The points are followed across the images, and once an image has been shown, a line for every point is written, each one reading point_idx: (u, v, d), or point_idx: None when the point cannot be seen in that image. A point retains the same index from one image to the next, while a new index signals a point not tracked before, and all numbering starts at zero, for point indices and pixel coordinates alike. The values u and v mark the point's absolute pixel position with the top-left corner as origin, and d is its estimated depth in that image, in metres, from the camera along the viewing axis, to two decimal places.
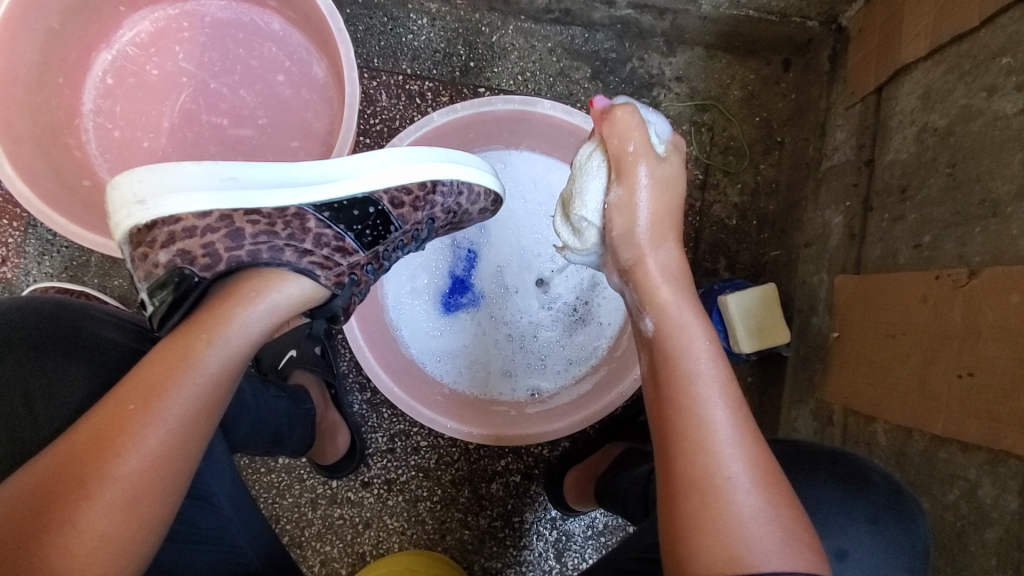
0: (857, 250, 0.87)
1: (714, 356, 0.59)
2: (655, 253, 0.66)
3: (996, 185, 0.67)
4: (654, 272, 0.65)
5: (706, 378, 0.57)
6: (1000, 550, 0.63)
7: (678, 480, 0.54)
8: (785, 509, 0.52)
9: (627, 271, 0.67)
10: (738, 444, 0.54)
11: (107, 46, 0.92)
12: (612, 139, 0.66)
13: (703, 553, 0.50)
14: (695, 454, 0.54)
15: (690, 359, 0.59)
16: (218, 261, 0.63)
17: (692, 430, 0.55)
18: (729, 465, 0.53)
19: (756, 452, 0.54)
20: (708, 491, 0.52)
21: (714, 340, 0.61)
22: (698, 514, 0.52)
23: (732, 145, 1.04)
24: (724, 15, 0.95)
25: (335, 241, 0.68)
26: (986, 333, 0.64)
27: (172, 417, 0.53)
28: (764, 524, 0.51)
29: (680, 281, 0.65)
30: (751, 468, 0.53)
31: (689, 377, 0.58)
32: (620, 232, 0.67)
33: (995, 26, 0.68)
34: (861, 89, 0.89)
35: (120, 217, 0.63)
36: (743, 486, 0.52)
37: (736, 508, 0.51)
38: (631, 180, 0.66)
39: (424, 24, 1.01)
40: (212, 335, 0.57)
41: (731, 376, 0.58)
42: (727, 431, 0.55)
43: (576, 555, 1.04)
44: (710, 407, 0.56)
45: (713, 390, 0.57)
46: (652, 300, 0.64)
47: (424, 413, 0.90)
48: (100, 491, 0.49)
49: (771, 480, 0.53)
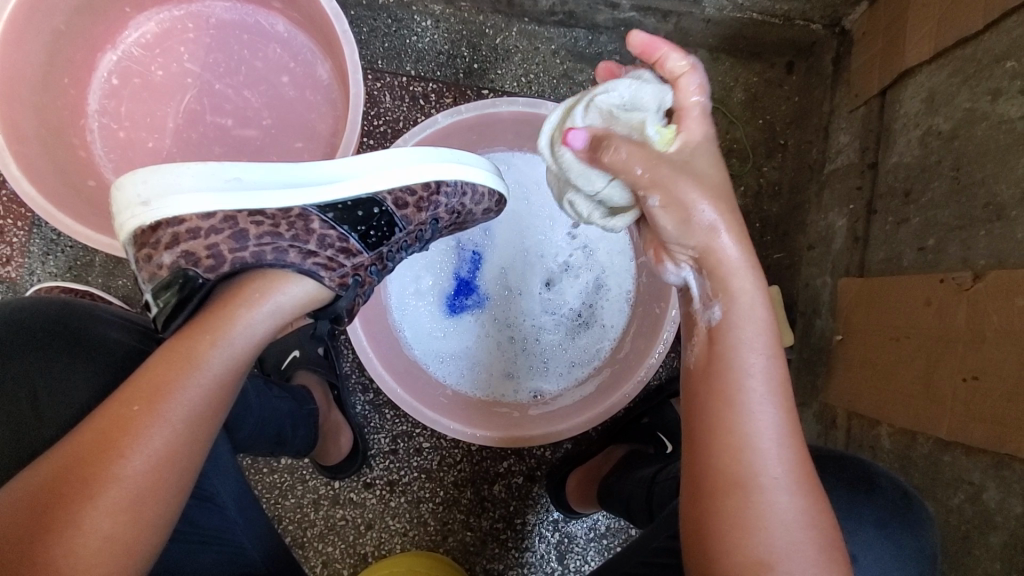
0: (860, 252, 0.87)
1: (772, 351, 0.57)
2: (733, 237, 0.58)
3: (1001, 189, 0.67)
4: (732, 258, 0.58)
5: (758, 375, 0.56)
6: (1004, 554, 0.63)
7: (716, 475, 0.54)
8: (820, 513, 0.52)
9: (695, 258, 0.60)
10: (781, 444, 0.54)
11: (112, 47, 0.92)
12: (618, 168, 0.58)
13: (739, 551, 0.51)
14: (740, 453, 0.53)
15: (746, 353, 0.57)
16: (222, 262, 0.62)
17: (738, 426, 0.54)
18: (773, 466, 0.53)
19: (798, 453, 0.54)
20: (746, 489, 0.52)
21: (775, 335, 0.58)
22: (735, 514, 0.52)
23: (736, 147, 1.02)
24: (729, 18, 0.95)
25: (339, 242, 0.68)
26: (991, 337, 0.64)
27: (177, 417, 0.53)
28: (801, 526, 0.51)
29: (754, 269, 0.59)
30: (792, 469, 0.53)
31: (741, 371, 0.56)
32: (676, 227, 0.59)
33: (999, 30, 0.68)
34: (865, 92, 0.89)
35: (124, 218, 0.63)
36: (784, 488, 0.52)
37: (773, 509, 0.52)
38: (666, 187, 0.58)
39: (428, 26, 1.00)
40: (216, 336, 0.57)
41: (785, 374, 0.57)
42: (773, 431, 0.54)
43: (578, 557, 1.04)
44: (760, 405, 0.54)
45: (765, 388, 0.55)
46: (725, 288, 0.58)
47: (428, 414, 0.90)
48: (104, 492, 0.49)
49: (810, 481, 0.53)
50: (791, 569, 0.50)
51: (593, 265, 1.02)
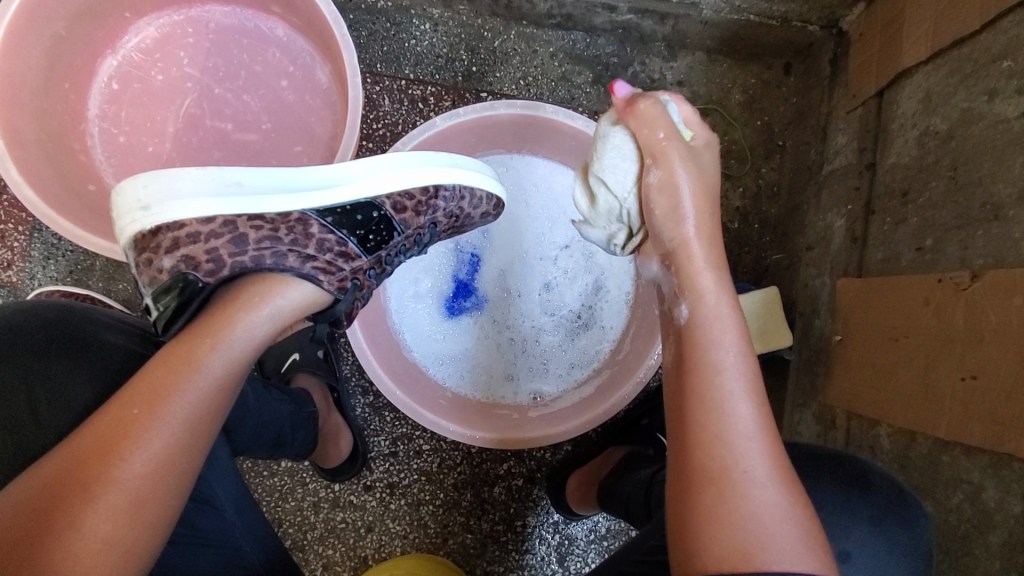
0: (858, 253, 0.87)
1: (744, 350, 0.58)
2: (700, 238, 0.64)
3: (998, 189, 0.67)
4: (698, 258, 0.63)
5: (731, 368, 0.57)
6: (1004, 553, 0.63)
7: (693, 472, 0.53)
8: (800, 508, 0.52)
9: (667, 254, 0.65)
10: (757, 439, 0.54)
11: (113, 52, 0.92)
12: (642, 124, 0.64)
13: (716, 544, 0.50)
14: (714, 445, 0.53)
15: (717, 350, 0.58)
16: (222, 266, 0.62)
17: (712, 421, 0.54)
18: (748, 460, 0.53)
19: (774, 449, 0.54)
20: (722, 483, 0.52)
21: (745, 335, 0.59)
22: (713, 507, 0.51)
23: (734, 149, 1.03)
24: (726, 20, 0.95)
25: (338, 245, 0.68)
26: (988, 336, 0.64)
27: (176, 420, 0.53)
28: (779, 519, 0.50)
29: (722, 270, 0.63)
30: (770, 464, 0.53)
31: (713, 368, 0.57)
32: (663, 212, 0.64)
33: (995, 30, 0.69)
34: (863, 93, 0.89)
35: (125, 223, 0.63)
36: (761, 481, 0.52)
37: (751, 503, 0.51)
38: (670, 163, 0.63)
39: (427, 29, 1.01)
40: (216, 340, 0.57)
41: (757, 373, 0.58)
42: (748, 425, 0.54)
43: (579, 559, 1.04)
44: (732, 400, 0.55)
45: (736, 383, 0.56)
46: (692, 286, 0.62)
47: (428, 416, 0.90)
48: (104, 495, 0.49)
49: (788, 478, 0.53)
50: (773, 562, 0.48)
51: (592, 267, 1.02)
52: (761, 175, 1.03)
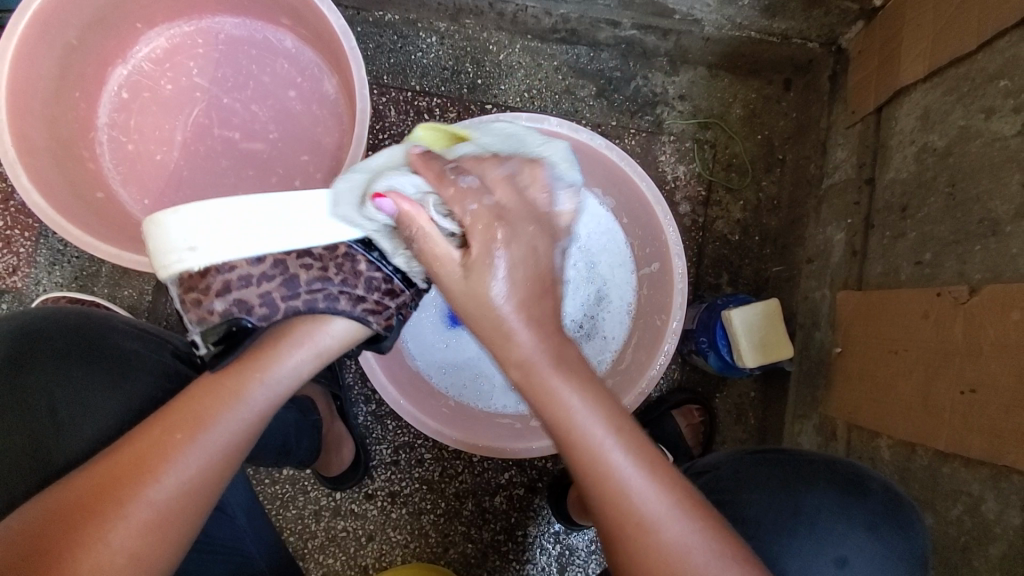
0: (858, 266, 0.88)
1: (591, 392, 0.56)
2: (525, 335, 0.55)
3: (995, 205, 0.68)
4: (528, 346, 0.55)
5: (594, 423, 0.55)
6: (1002, 565, 0.63)
7: (606, 533, 0.55)
8: (710, 518, 0.54)
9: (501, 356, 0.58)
10: (647, 477, 0.54)
11: (123, 62, 0.94)
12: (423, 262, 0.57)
13: None
14: (612, 502, 0.54)
15: (569, 419, 0.55)
16: (275, 310, 0.63)
17: (601, 485, 0.54)
18: (649, 504, 0.53)
19: (662, 472, 0.55)
20: (635, 536, 0.53)
21: (585, 379, 0.56)
22: (638, 557, 0.53)
23: (734, 162, 1.06)
24: (728, 36, 0.97)
25: (385, 283, 0.66)
26: (987, 350, 0.65)
27: (212, 447, 0.56)
28: (699, 542, 0.53)
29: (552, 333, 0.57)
30: (666, 497, 0.54)
31: (576, 437, 0.55)
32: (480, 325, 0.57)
33: (992, 50, 0.70)
34: (862, 108, 0.91)
35: (168, 259, 0.59)
36: (668, 518, 0.53)
37: (667, 540, 0.53)
38: (456, 287, 0.56)
39: (433, 42, 1.02)
40: (263, 376, 0.61)
41: (614, 411, 0.56)
42: (630, 470, 0.54)
43: (579, 570, 1.04)
44: (607, 458, 0.54)
45: (603, 439, 0.55)
46: (525, 375, 0.56)
47: (433, 425, 0.91)
48: (134, 512, 0.51)
49: (690, 499, 0.55)
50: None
51: (593, 278, 1.03)
52: (762, 188, 1.06)
